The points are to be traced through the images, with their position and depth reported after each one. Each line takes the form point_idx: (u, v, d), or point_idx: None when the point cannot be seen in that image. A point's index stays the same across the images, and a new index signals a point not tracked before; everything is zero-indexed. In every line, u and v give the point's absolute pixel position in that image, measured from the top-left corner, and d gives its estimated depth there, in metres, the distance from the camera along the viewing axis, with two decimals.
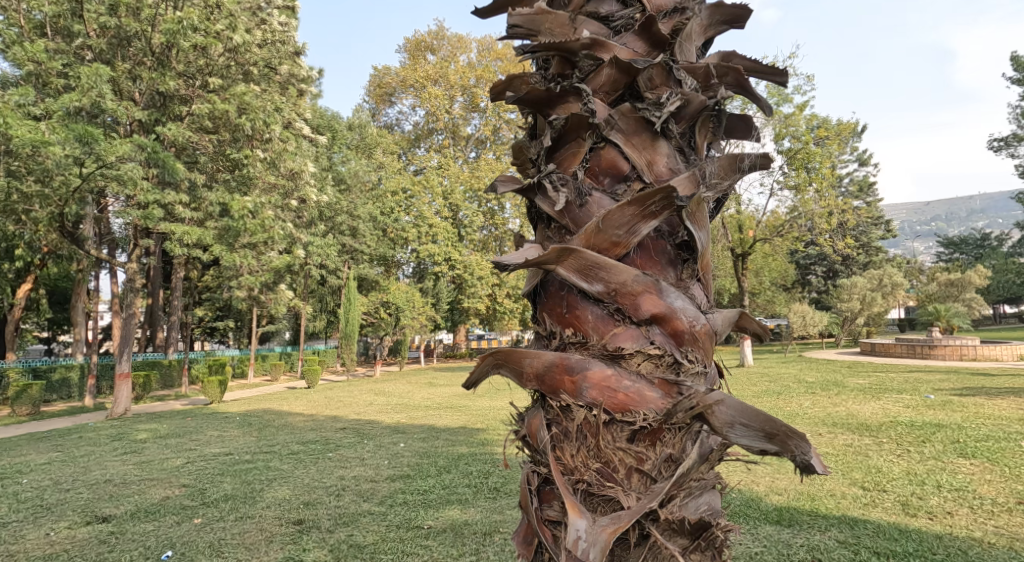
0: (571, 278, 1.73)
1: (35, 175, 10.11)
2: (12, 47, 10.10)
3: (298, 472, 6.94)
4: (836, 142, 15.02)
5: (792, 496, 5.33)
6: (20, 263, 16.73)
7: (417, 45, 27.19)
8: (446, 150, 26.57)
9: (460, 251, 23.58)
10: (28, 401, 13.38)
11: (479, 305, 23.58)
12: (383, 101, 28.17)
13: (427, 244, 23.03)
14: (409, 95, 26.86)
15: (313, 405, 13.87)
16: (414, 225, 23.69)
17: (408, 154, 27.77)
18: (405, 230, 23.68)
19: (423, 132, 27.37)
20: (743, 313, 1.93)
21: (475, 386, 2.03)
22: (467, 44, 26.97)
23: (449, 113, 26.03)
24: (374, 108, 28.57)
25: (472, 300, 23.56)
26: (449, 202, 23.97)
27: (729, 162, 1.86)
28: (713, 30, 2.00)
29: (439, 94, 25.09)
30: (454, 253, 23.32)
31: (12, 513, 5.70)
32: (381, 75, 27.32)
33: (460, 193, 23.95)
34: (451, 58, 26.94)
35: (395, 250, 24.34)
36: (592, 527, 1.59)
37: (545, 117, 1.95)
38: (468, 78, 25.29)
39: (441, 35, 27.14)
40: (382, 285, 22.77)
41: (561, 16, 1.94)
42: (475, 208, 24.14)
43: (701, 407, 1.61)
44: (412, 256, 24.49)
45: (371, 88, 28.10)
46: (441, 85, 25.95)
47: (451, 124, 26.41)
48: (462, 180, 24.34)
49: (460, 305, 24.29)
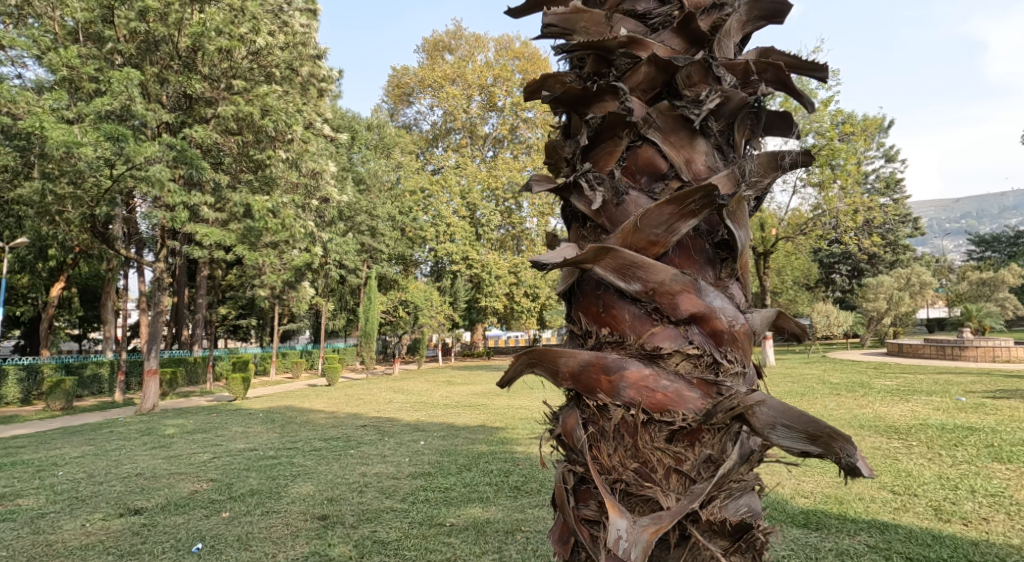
0: (608, 277, 1.73)
1: (69, 176, 10.38)
2: (46, 53, 10.37)
3: (321, 468, 7.03)
4: (862, 137, 14.72)
5: (819, 498, 5.26)
6: (53, 262, 17.20)
7: (435, 45, 27.43)
8: (465, 150, 26.66)
9: (477, 250, 23.78)
10: (61, 395, 13.74)
11: (497, 304, 23.64)
12: (402, 101, 28.22)
13: (445, 244, 23.47)
14: (427, 95, 26.92)
15: (334, 402, 14.03)
16: (432, 224, 24.10)
17: (426, 154, 27.86)
18: (424, 229, 24.07)
19: (441, 132, 27.47)
20: (783, 312, 1.91)
21: (508, 386, 2.04)
22: (485, 44, 27.00)
23: (466, 113, 26.17)
24: (393, 108, 28.62)
25: (490, 298, 23.63)
26: (467, 201, 24.21)
27: (770, 159, 1.83)
28: (751, 25, 1.98)
29: (457, 94, 25.27)
30: (472, 252, 23.57)
31: (49, 504, 5.86)
32: (400, 75, 27.44)
33: (478, 193, 24.19)
34: (468, 57, 26.97)
35: (413, 249, 24.56)
36: (633, 527, 1.57)
37: (580, 116, 1.94)
38: (486, 77, 25.42)
39: (459, 35, 27.25)
40: (401, 284, 22.92)
41: (597, 15, 1.93)
42: (494, 207, 24.19)
43: (742, 408, 1.60)
44: (431, 255, 24.73)
45: (390, 88, 28.17)
46: (459, 85, 26.10)
47: (469, 124, 26.51)
48: (481, 179, 24.41)
49: (479, 304, 24.42)
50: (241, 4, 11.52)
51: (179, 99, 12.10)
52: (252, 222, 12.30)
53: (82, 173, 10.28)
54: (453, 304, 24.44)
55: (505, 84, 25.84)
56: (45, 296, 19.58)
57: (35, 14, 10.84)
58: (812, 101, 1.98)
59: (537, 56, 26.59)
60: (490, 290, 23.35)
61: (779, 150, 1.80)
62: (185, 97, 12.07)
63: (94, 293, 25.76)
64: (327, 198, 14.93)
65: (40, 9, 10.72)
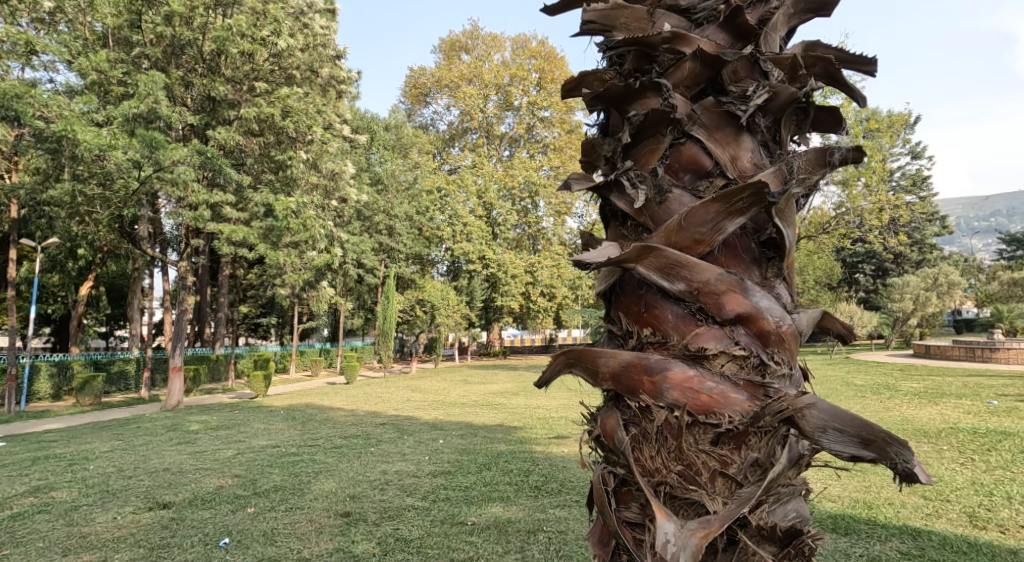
0: (651, 277, 1.70)
1: (99, 177, 10.61)
2: (76, 58, 10.61)
3: (343, 465, 7.09)
4: (888, 134, 14.53)
5: (847, 503, 5.16)
6: (81, 261, 17.65)
7: (452, 45, 27.58)
8: (482, 150, 26.79)
9: (493, 250, 24.37)
10: (91, 392, 14.06)
11: (514, 303, 23.88)
12: (419, 101, 28.19)
13: (462, 243, 23.90)
14: (444, 95, 27.05)
15: (353, 400, 14.16)
16: (448, 224, 24.37)
17: (442, 153, 27.97)
18: (440, 229, 24.28)
19: (458, 132, 27.61)
20: (829, 312, 1.86)
21: (545, 385, 2.02)
22: (501, 43, 27.14)
23: (483, 113, 26.36)
24: (410, 108, 28.61)
25: (507, 298, 23.98)
26: (483, 201, 24.85)
27: (818, 156, 1.78)
28: (797, 18, 1.94)
29: (474, 93, 25.48)
30: (489, 252, 24.03)
31: (81, 497, 5.98)
32: (417, 75, 27.53)
33: (494, 192, 24.76)
34: (485, 57, 27.13)
35: (430, 248, 24.67)
36: (680, 530, 1.55)
37: (621, 113, 1.92)
38: (502, 77, 25.71)
39: (476, 35, 27.34)
40: (419, 284, 23.06)
41: (638, 10, 1.90)
42: (510, 206, 24.98)
43: (791, 411, 1.57)
44: (447, 254, 24.89)
45: (407, 88, 28.21)
46: (476, 85, 26.35)
47: (486, 123, 26.75)
48: (497, 179, 25.10)
49: (496, 304, 24.60)
50: (264, 7, 11.72)
51: (203, 102, 12.11)
52: (274, 221, 12.44)
53: (111, 174, 10.49)
54: (470, 304, 24.56)
55: (521, 84, 25.98)
56: (74, 295, 20.13)
57: (66, 20, 11.09)
58: (863, 95, 1.92)
59: (554, 54, 26.53)
60: (505, 289, 23.78)
61: (828, 145, 1.75)
62: (209, 98, 12.03)
63: (120, 291, 26.40)
64: (346, 198, 15.12)
65: (71, 14, 10.97)
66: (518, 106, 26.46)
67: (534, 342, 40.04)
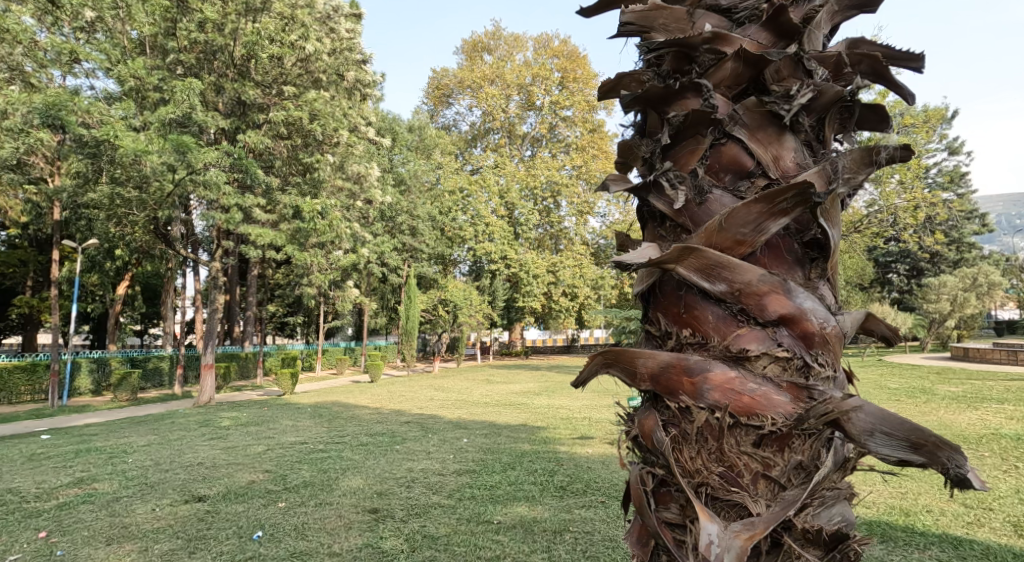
0: (691, 277, 1.69)
1: (136, 180, 10.93)
2: (115, 65, 10.94)
3: (369, 462, 7.17)
4: (924, 130, 14.07)
5: (883, 509, 5.06)
6: (119, 261, 18.24)
7: (475, 46, 27.66)
8: (504, 150, 26.90)
9: (515, 250, 24.37)
10: (128, 388, 14.48)
11: (536, 303, 24.02)
12: (442, 102, 28.32)
13: (484, 243, 23.98)
14: (466, 96, 27.22)
15: (377, 399, 14.33)
16: (471, 224, 24.44)
17: (465, 154, 28.08)
18: (462, 229, 24.36)
19: (480, 132, 27.71)
20: (873, 314, 1.83)
21: (580, 386, 2.01)
22: (523, 43, 27.22)
23: (505, 113, 26.51)
24: (432, 109, 28.70)
25: (529, 298, 24.10)
26: (505, 201, 24.89)
27: (864, 155, 1.74)
28: (840, 15, 1.92)
29: (497, 94, 25.66)
30: (511, 252, 24.09)
31: (121, 489, 6.16)
32: (439, 77, 27.79)
33: (517, 192, 24.89)
34: (507, 57, 27.26)
35: (452, 248, 24.84)
36: (724, 532, 1.54)
37: (660, 114, 1.91)
38: (524, 77, 25.81)
39: (498, 35, 27.42)
40: (441, 284, 23.19)
41: (678, 11, 1.90)
42: (532, 206, 25.11)
43: (837, 413, 1.55)
44: (469, 254, 25.00)
45: (429, 89, 28.39)
46: (498, 85, 26.46)
47: (508, 123, 26.86)
48: (519, 179, 25.21)
49: (517, 304, 24.70)
50: (292, 12, 11.87)
51: (233, 105, 12.32)
52: (302, 223, 12.61)
53: (148, 177, 10.77)
54: (492, 303, 24.63)
55: (544, 83, 26.10)
56: (112, 294, 20.86)
57: (104, 28, 11.38)
58: (911, 93, 1.89)
59: (577, 53, 26.61)
60: (527, 289, 23.86)
61: (875, 143, 1.72)
62: (239, 103, 12.34)
63: (155, 290, 27.21)
64: (370, 199, 15.29)
65: (110, 23, 11.28)
66: (540, 106, 26.56)
67: (557, 342, 40.12)
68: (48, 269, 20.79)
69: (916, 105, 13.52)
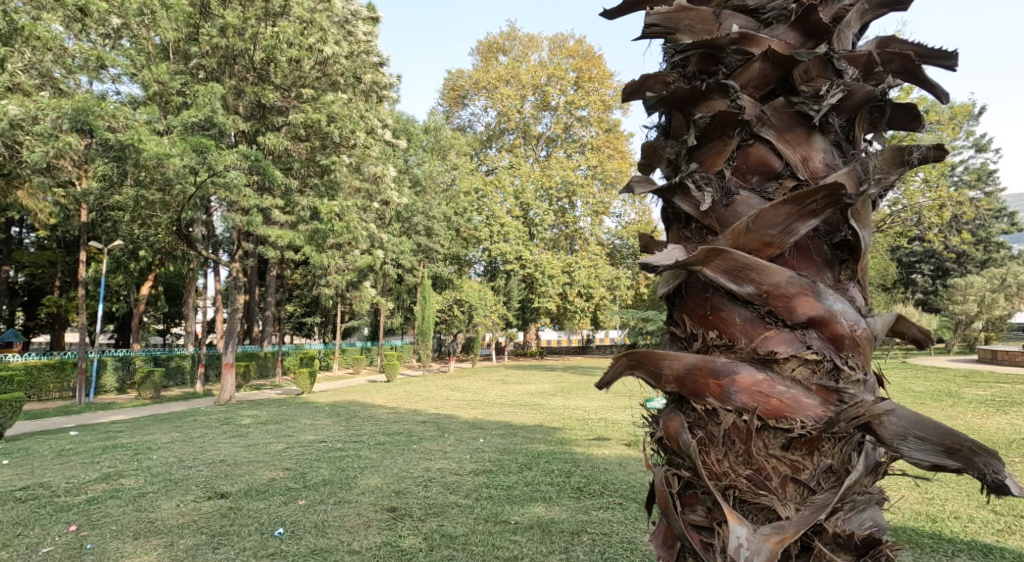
0: (717, 279, 1.68)
1: (160, 182, 11.11)
2: (139, 71, 11.15)
3: (387, 461, 7.23)
4: (950, 126, 13.76)
5: (908, 515, 4.98)
6: (142, 261, 18.57)
7: (490, 47, 27.71)
8: (519, 150, 26.94)
9: (530, 250, 24.38)
10: (151, 385, 14.72)
11: (552, 304, 24.00)
12: (457, 103, 28.43)
13: (499, 244, 23.99)
14: (481, 97, 27.28)
15: (394, 398, 14.41)
16: (486, 225, 24.52)
17: (480, 154, 28.16)
18: (477, 229, 24.43)
19: (495, 132, 27.74)
20: (904, 315, 1.80)
21: (604, 387, 2.00)
22: (539, 44, 27.21)
23: (520, 113, 26.56)
24: (448, 110, 28.81)
25: (545, 299, 24.09)
26: (520, 201, 24.93)
27: (895, 154, 1.72)
28: (871, 14, 1.89)
29: (512, 95, 25.69)
30: (526, 252, 24.11)
31: (147, 485, 6.28)
32: (455, 78, 27.89)
33: (532, 193, 24.90)
34: (523, 58, 27.27)
35: (467, 249, 24.92)
36: (753, 536, 1.53)
37: (684, 115, 1.90)
38: (539, 77, 25.83)
39: (513, 35, 27.44)
40: (456, 284, 23.23)
41: (704, 12, 1.89)
42: (548, 207, 25.09)
43: (868, 417, 1.53)
44: (484, 255, 25.07)
45: (444, 91, 28.50)
46: (513, 85, 26.49)
47: (523, 124, 26.89)
48: (534, 179, 25.25)
49: (531, 305, 24.74)
50: (311, 16, 11.92)
51: (253, 109, 12.48)
52: (320, 225, 12.73)
53: (171, 180, 10.93)
54: (507, 304, 24.63)
55: (559, 83, 26.13)
56: (135, 294, 21.25)
57: (129, 35, 11.59)
58: (945, 91, 1.85)
59: (592, 53, 26.56)
60: (543, 290, 23.83)
61: (907, 143, 1.70)
62: (259, 106, 12.50)
63: (176, 290, 27.67)
64: (387, 200, 15.34)
65: (135, 30, 11.49)
66: (555, 106, 26.56)
67: (571, 342, 40.13)
68: (75, 269, 21.24)
69: (940, 101, 13.25)
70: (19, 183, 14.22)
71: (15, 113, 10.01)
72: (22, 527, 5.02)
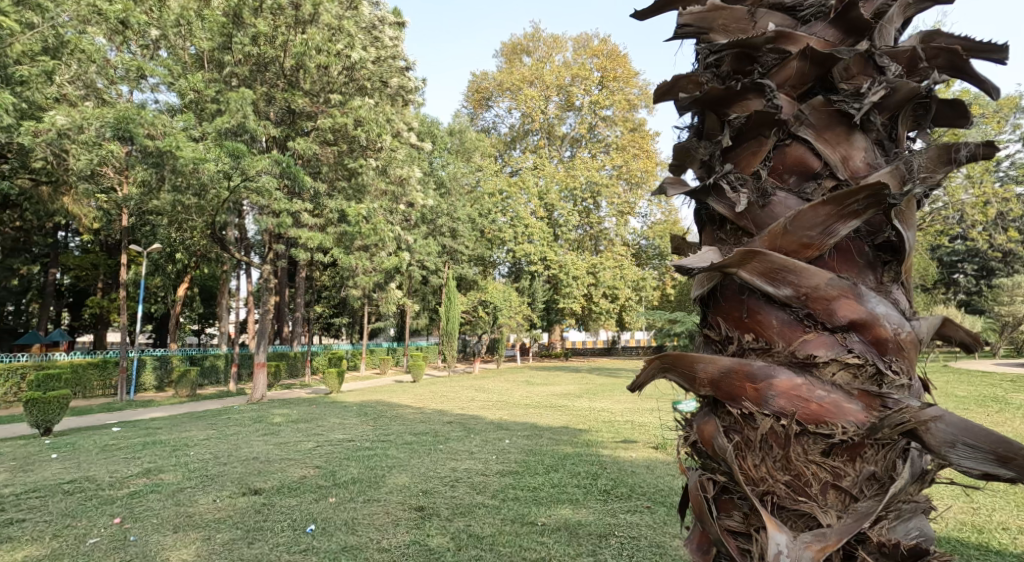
0: (754, 281, 1.64)
1: (196, 188, 11.36)
2: (176, 80, 11.45)
3: (414, 461, 7.28)
4: (996, 119, 13.25)
5: (953, 525, 4.82)
6: (177, 263, 19.07)
7: (514, 49, 27.73)
8: (544, 151, 26.93)
9: (555, 251, 24.36)
10: (187, 383, 15.07)
11: (577, 305, 23.89)
12: (481, 105, 28.55)
13: (524, 244, 24.03)
14: (506, 98, 27.34)
15: (420, 398, 14.50)
16: (510, 225, 24.55)
17: (504, 156, 28.24)
18: (502, 230, 24.49)
19: (520, 133, 27.75)
20: (950, 319, 1.75)
21: (637, 390, 1.97)
22: (563, 44, 27.14)
23: (545, 113, 26.55)
24: (472, 112, 28.94)
25: (570, 300, 23.99)
26: (545, 202, 24.90)
27: (941, 153, 1.67)
28: (914, 8, 1.84)
29: (536, 95, 25.71)
30: (551, 253, 24.08)
31: (185, 480, 6.43)
32: (479, 80, 28.02)
33: (556, 193, 24.87)
34: (547, 59, 27.25)
35: (492, 250, 24.99)
36: (794, 542, 1.50)
37: (719, 115, 1.87)
38: (564, 77, 25.82)
39: (537, 37, 27.43)
40: (481, 284, 23.32)
41: (738, 11, 1.86)
42: (572, 207, 25.03)
43: (914, 423, 1.49)
44: (508, 256, 25.12)
45: (469, 93, 28.63)
46: (538, 86, 26.50)
47: (547, 124, 26.89)
48: (558, 179, 25.24)
49: (556, 305, 24.72)
50: (338, 23, 12.17)
51: (283, 114, 12.71)
52: (348, 227, 12.89)
53: (206, 185, 11.18)
54: (532, 305, 24.63)
55: (583, 83, 26.09)
56: (172, 294, 21.84)
57: (167, 45, 11.92)
58: (995, 86, 1.79)
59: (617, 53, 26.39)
60: (567, 291, 23.73)
61: (954, 142, 1.65)
62: (289, 112, 12.73)
63: (209, 291, 28.36)
64: (413, 201, 15.44)
65: (172, 40, 11.81)
66: (579, 106, 26.52)
67: (596, 344, 39.95)
68: (115, 271, 21.94)
69: (985, 93, 12.78)
70: (64, 189, 14.77)
71: (62, 123, 10.42)
72: (70, 518, 5.18)
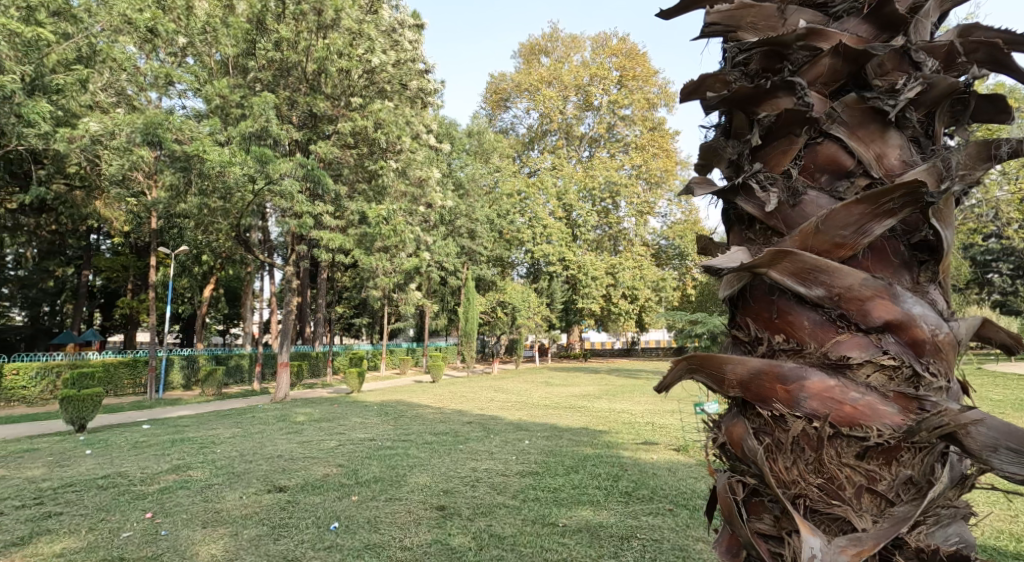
0: (785, 281, 1.62)
1: (221, 191, 11.54)
2: (203, 85, 11.66)
3: (434, 460, 7.31)
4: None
5: (989, 533, 4.70)
6: (202, 265, 19.40)
7: (532, 49, 27.63)
8: (562, 152, 26.89)
9: (574, 251, 24.34)
10: (213, 382, 15.30)
11: (595, 306, 23.50)
12: (499, 106, 28.57)
13: (542, 245, 24.04)
14: (525, 99, 27.33)
15: (440, 398, 14.55)
16: (529, 226, 24.53)
17: (523, 156, 28.24)
18: (521, 231, 24.49)
19: (538, 133, 27.71)
20: (988, 320, 1.71)
21: (663, 390, 1.95)
22: (581, 44, 27.04)
23: (563, 114, 26.50)
24: (490, 113, 28.95)
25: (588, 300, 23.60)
26: (563, 202, 24.86)
27: (980, 150, 1.63)
28: (949, 2, 1.80)
29: (554, 96, 25.69)
30: (569, 253, 24.04)
31: (212, 477, 6.53)
32: (498, 82, 28.06)
33: (574, 193, 24.82)
34: (565, 59, 27.17)
35: (511, 250, 25.01)
36: (828, 547, 1.47)
37: (748, 114, 1.84)
38: (582, 77, 25.76)
39: (556, 38, 27.36)
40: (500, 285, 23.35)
41: (768, 8, 1.84)
42: (591, 207, 24.95)
43: (953, 426, 1.46)
44: (527, 256, 25.12)
45: (488, 94, 28.67)
46: (556, 87, 26.45)
47: (566, 124, 26.82)
48: (577, 180, 25.24)
49: (575, 305, 24.67)
50: (359, 27, 12.36)
51: (305, 118, 12.85)
52: (368, 228, 13.00)
53: (231, 188, 11.34)
54: (551, 305, 24.60)
55: (602, 83, 25.98)
56: (198, 295, 22.21)
57: (193, 53, 12.14)
58: None
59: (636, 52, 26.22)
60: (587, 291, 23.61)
61: (994, 138, 1.61)
62: (311, 115, 12.87)
63: (234, 291, 28.78)
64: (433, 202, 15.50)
65: (198, 47, 12.02)
66: (598, 106, 26.45)
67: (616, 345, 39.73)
68: (144, 272, 22.38)
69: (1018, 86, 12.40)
70: (96, 194, 15.13)
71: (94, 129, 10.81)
72: (104, 512, 5.30)
